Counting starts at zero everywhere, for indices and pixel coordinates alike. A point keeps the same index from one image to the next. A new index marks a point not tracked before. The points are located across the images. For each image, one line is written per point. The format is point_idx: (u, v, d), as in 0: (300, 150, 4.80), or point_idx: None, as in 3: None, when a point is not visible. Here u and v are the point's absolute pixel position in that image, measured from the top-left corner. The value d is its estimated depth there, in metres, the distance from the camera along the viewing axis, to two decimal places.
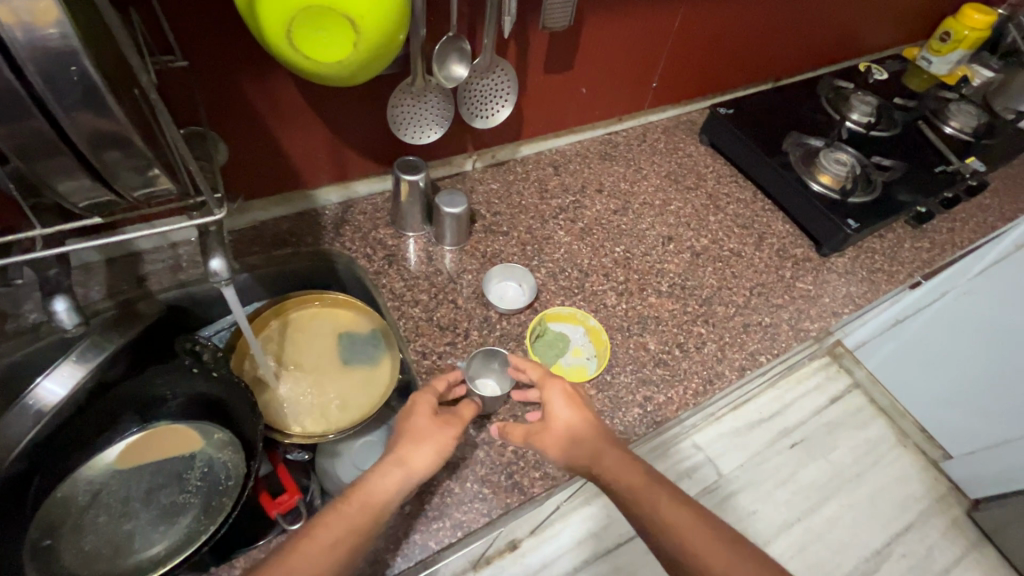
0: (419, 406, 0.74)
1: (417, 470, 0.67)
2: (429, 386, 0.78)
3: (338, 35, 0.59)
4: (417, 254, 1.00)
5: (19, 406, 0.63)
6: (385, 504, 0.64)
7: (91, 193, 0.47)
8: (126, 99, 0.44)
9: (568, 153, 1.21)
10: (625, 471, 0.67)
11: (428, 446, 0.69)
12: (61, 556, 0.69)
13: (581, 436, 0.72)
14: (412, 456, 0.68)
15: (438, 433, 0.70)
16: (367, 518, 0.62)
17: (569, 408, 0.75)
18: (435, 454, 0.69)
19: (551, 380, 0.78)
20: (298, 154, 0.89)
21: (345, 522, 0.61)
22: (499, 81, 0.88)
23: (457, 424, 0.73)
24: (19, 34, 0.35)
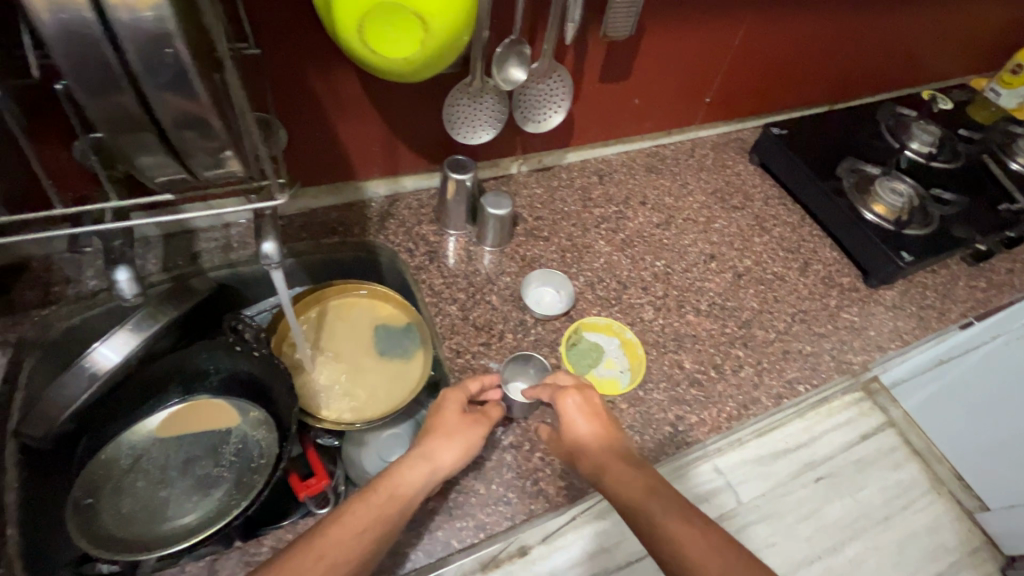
0: (447, 401, 0.75)
1: (443, 466, 0.69)
2: (462, 383, 0.78)
3: (406, 32, 0.60)
4: (457, 253, 1.01)
5: (74, 371, 0.67)
6: (412, 497, 0.65)
7: (166, 170, 0.49)
8: (209, 83, 0.46)
9: (614, 164, 1.20)
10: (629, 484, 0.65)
11: (456, 440, 0.71)
12: (101, 515, 0.71)
13: (596, 449, 0.71)
14: (441, 451, 0.69)
15: (466, 430, 0.72)
16: (395, 511, 0.63)
17: (584, 423, 0.74)
18: (462, 451, 0.70)
19: (562, 397, 0.76)
20: (352, 146, 0.91)
21: (373, 512, 0.62)
22: (553, 85, 0.88)
23: (484, 420, 0.75)
24: (122, 16, 0.37)
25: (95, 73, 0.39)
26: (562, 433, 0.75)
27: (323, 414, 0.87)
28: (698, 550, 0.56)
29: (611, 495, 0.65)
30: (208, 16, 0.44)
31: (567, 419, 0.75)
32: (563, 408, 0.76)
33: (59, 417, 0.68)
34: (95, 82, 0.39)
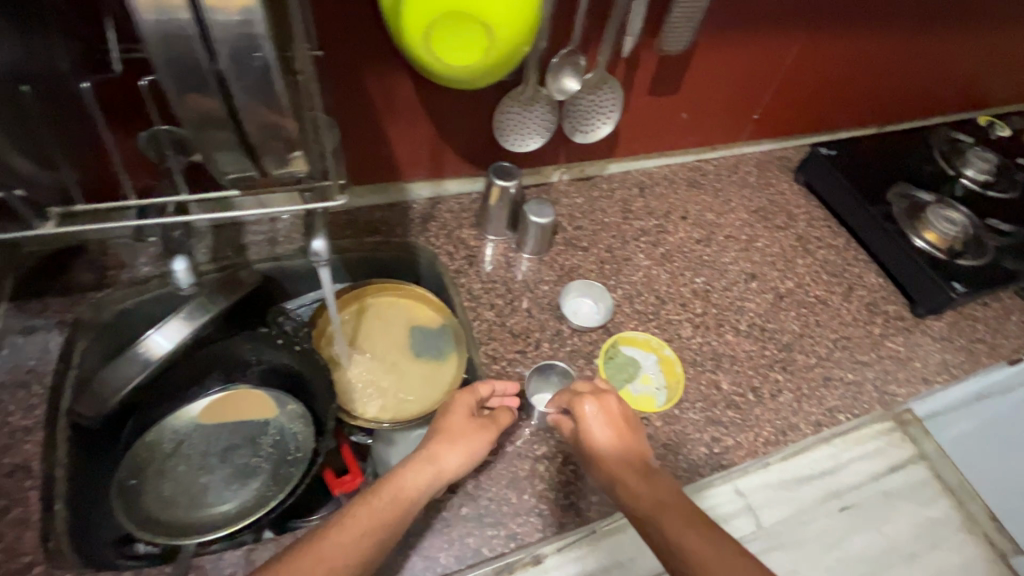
0: (455, 405, 0.75)
1: (449, 471, 0.68)
2: (471, 387, 0.78)
3: (471, 39, 0.60)
4: (496, 259, 1.01)
5: (130, 355, 0.69)
6: (415, 501, 0.64)
7: (238, 166, 0.49)
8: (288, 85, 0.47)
9: (656, 176, 1.19)
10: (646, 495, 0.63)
11: (462, 444, 0.70)
12: (144, 496, 0.73)
13: (615, 458, 0.69)
14: (445, 454, 0.69)
15: (472, 434, 0.72)
16: (399, 514, 0.62)
17: (603, 431, 0.71)
18: (466, 455, 0.70)
19: (581, 403, 0.73)
20: (400, 148, 0.92)
21: (377, 514, 0.61)
22: (603, 97, 0.87)
23: (490, 425, 0.74)
24: (216, 18, 0.38)
25: (185, 71, 0.40)
26: (580, 439, 0.73)
27: (357, 411, 0.88)
28: (716, 571, 0.54)
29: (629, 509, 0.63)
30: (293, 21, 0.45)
31: (585, 427, 0.72)
32: (582, 416, 0.73)
33: (113, 397, 0.69)
34: (184, 80, 0.40)
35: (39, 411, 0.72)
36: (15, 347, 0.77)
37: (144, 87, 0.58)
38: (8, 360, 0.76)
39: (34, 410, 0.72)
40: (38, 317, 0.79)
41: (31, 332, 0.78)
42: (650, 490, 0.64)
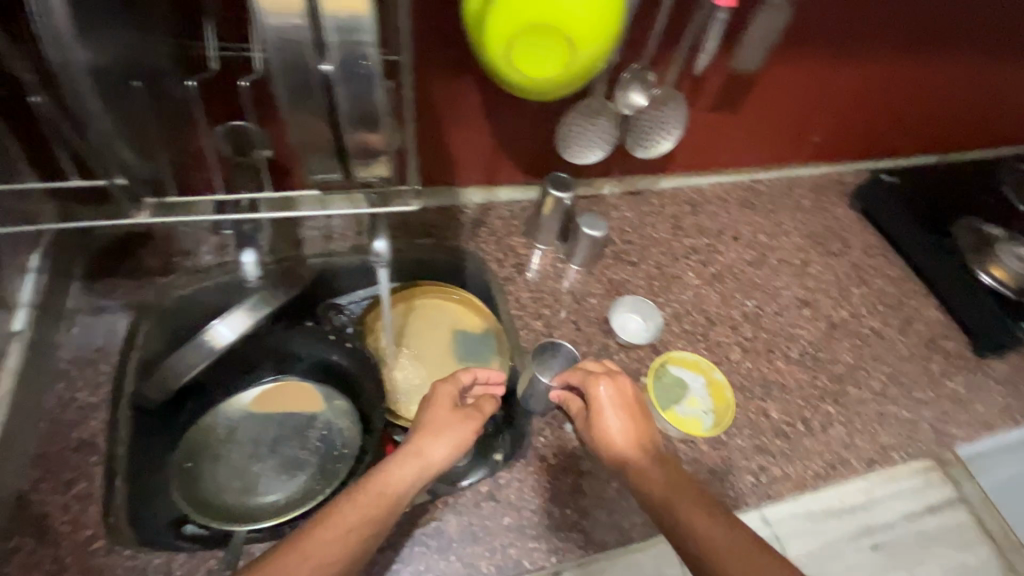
0: (438, 396, 0.74)
1: (435, 463, 0.66)
2: (451, 375, 0.77)
3: (553, 52, 0.61)
4: (544, 268, 1.00)
5: (194, 343, 0.71)
6: (403, 497, 0.63)
7: (325, 168, 0.50)
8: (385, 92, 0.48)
9: (708, 194, 1.16)
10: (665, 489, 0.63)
11: (447, 436, 0.68)
12: (199, 479, 0.75)
13: (624, 441, 0.70)
14: (431, 447, 0.67)
15: (456, 426, 0.70)
16: (387, 512, 0.61)
17: (613, 415, 0.72)
18: (452, 447, 0.68)
19: (595, 385, 0.74)
20: (459, 153, 0.93)
21: (364, 510, 0.60)
22: (667, 114, 0.86)
23: (477, 416, 0.72)
24: (333, 23, 0.39)
25: (296, 74, 0.41)
26: (591, 419, 0.74)
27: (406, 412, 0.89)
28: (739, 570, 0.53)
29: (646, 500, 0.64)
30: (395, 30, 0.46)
31: (597, 410, 0.73)
32: (597, 398, 0.73)
33: (175, 383, 0.72)
34: (294, 82, 0.42)
35: (105, 391, 0.74)
36: (83, 327, 0.78)
37: (237, 84, 0.61)
38: (76, 339, 0.77)
39: (99, 389, 0.74)
40: (105, 298, 0.80)
41: (98, 313, 0.79)
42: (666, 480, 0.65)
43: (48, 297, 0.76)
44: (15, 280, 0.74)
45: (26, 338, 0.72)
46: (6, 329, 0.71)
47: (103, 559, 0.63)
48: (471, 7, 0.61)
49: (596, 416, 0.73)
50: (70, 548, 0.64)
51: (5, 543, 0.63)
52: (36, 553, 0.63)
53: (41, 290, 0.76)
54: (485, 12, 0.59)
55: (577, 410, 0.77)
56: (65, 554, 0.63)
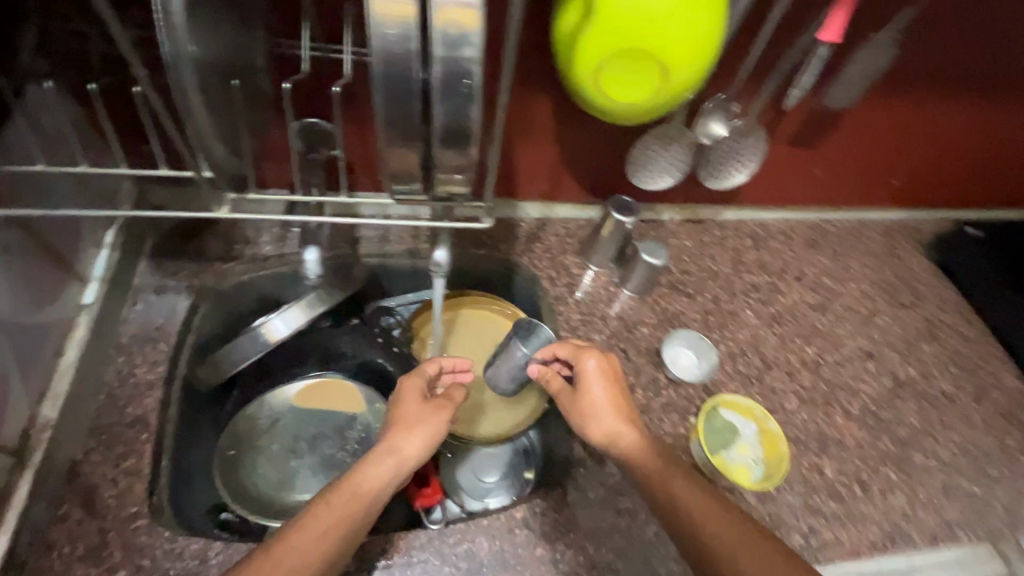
0: (407, 389, 0.72)
1: (410, 459, 0.66)
2: (419, 367, 0.75)
3: (643, 76, 0.59)
4: (596, 290, 0.97)
5: (249, 335, 0.72)
6: (378, 497, 0.63)
7: (407, 180, 0.49)
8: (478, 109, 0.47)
9: (773, 229, 1.09)
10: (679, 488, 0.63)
11: (420, 432, 0.67)
12: (241, 468, 0.76)
13: (609, 415, 0.71)
14: (404, 444, 0.66)
15: (429, 420, 0.69)
16: (364, 514, 0.60)
17: (597, 388, 0.71)
18: (426, 440, 0.67)
19: (583, 358, 0.73)
20: (524, 166, 0.91)
21: (341, 511, 0.59)
22: (744, 145, 0.83)
23: (446, 404, 0.71)
24: (442, 36, 0.39)
25: (397, 85, 0.41)
26: (578, 394, 0.73)
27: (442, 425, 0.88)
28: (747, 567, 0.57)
29: (656, 498, 0.64)
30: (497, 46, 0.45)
31: (586, 383, 0.72)
32: (586, 369, 0.73)
33: (228, 370, 0.73)
34: (394, 91, 0.41)
35: (161, 369, 0.74)
36: (146, 304, 0.78)
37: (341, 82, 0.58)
38: (138, 316, 0.78)
39: (156, 367, 0.74)
40: (168, 277, 0.81)
41: (160, 292, 0.79)
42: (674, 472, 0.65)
43: (118, 273, 0.77)
44: (90, 255, 0.76)
45: (94, 311, 0.73)
46: (77, 302, 0.73)
47: (144, 538, 0.64)
48: (565, 25, 0.59)
49: (582, 391, 0.72)
50: (114, 523, 0.64)
51: (54, 511, 0.64)
52: (83, 524, 0.64)
53: (113, 265, 0.77)
54: (579, 31, 0.58)
55: (558, 386, 0.76)
56: (110, 529, 0.64)
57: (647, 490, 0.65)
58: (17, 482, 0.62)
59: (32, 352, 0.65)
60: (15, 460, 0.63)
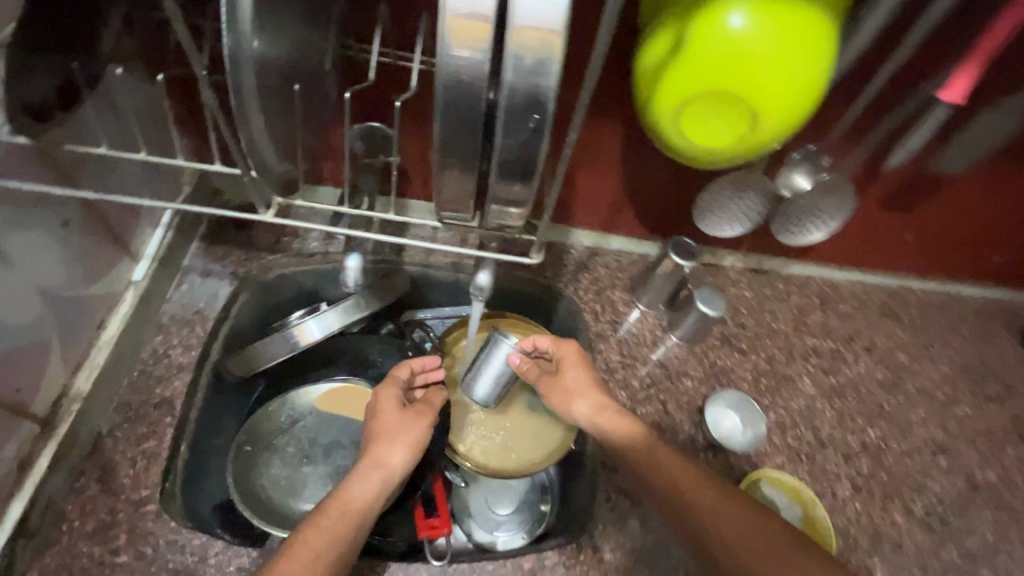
0: (382, 399, 0.70)
1: (397, 469, 0.66)
2: (391, 374, 0.72)
3: (730, 120, 0.54)
4: (641, 332, 0.90)
5: (283, 335, 0.71)
6: (370, 511, 0.63)
7: (457, 208, 0.45)
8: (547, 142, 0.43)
9: (844, 292, 0.99)
10: (678, 474, 0.66)
11: (402, 442, 0.67)
12: (255, 467, 0.74)
13: (591, 395, 0.75)
14: (388, 454, 0.66)
15: (409, 428, 0.68)
16: (359, 532, 0.60)
17: (575, 369, 0.76)
18: (411, 449, 0.67)
19: (563, 346, 0.77)
20: (583, 193, 0.87)
21: (337, 531, 0.59)
22: (825, 202, 0.77)
23: (425, 410, 0.70)
24: (518, 59, 0.35)
25: (461, 109, 0.37)
26: (559, 386, 0.77)
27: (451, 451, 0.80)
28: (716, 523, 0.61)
29: (658, 486, 0.66)
30: None
31: (567, 366, 0.77)
32: (567, 353, 0.77)
33: (258, 366, 0.71)
34: (456, 114, 0.37)
35: (195, 353, 0.74)
36: (191, 286, 0.79)
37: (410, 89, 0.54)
38: (182, 297, 0.78)
39: (190, 351, 0.75)
40: (215, 262, 0.81)
41: (206, 276, 0.79)
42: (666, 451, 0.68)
43: (169, 252, 0.77)
44: (146, 231, 0.77)
45: (141, 288, 0.74)
46: (126, 277, 0.73)
47: (151, 525, 0.64)
48: (652, 55, 0.54)
49: (563, 374, 0.77)
50: (124, 504, 0.65)
51: (72, 483, 0.65)
52: (96, 500, 0.64)
53: (166, 244, 0.78)
54: (663, 65, 0.53)
55: (537, 373, 0.78)
56: (120, 509, 0.64)
57: (648, 479, 0.67)
58: (40, 449, 0.63)
59: (76, 323, 0.66)
60: (42, 428, 0.63)
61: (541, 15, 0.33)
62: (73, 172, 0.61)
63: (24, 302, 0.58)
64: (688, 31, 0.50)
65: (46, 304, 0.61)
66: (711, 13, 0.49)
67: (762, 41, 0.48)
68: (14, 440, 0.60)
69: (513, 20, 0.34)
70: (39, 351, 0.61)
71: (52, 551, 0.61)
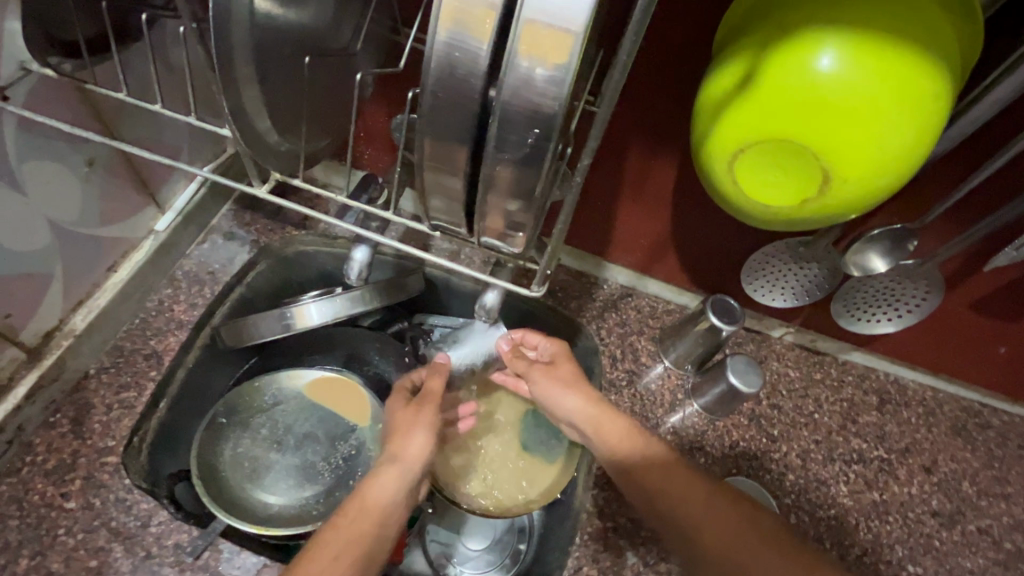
0: (392, 402, 0.65)
1: (416, 462, 0.59)
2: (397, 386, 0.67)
3: (795, 178, 0.46)
4: (660, 391, 0.80)
5: (280, 312, 0.66)
6: (393, 508, 0.57)
7: (449, 221, 0.40)
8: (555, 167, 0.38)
9: (910, 396, 0.85)
10: (667, 474, 0.60)
11: (419, 433, 0.60)
12: (223, 440, 0.72)
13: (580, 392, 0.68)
14: (403, 447, 0.60)
15: (425, 419, 0.62)
16: (384, 534, 0.55)
17: (568, 363, 0.70)
18: (430, 440, 0.61)
19: (555, 342, 0.72)
20: (626, 228, 0.78)
21: (360, 529, 0.53)
22: (902, 289, 0.70)
23: (430, 397, 0.63)
24: (521, 65, 0.30)
25: (450, 111, 0.33)
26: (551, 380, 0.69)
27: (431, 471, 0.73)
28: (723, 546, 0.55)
29: (649, 490, 0.60)
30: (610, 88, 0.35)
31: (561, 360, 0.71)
32: (558, 348, 0.71)
33: (248, 339, 0.67)
34: (446, 118, 0.33)
35: (199, 314, 0.72)
36: (211, 246, 0.78)
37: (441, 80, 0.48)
38: (200, 255, 0.77)
39: (194, 310, 0.73)
40: (241, 226, 0.79)
41: (228, 238, 0.78)
42: (650, 444, 0.63)
43: (196, 209, 0.76)
44: (179, 183, 0.76)
45: (160, 238, 0.73)
46: (148, 225, 0.73)
47: (105, 478, 0.62)
48: (715, 90, 0.47)
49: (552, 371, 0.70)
50: (88, 450, 0.63)
51: (48, 416, 0.65)
52: (63, 440, 0.64)
53: (195, 200, 0.76)
54: (725, 104, 0.45)
55: (524, 366, 0.72)
56: (82, 455, 0.63)
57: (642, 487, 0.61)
58: (20, 377, 0.63)
59: (86, 260, 0.66)
60: (29, 356, 0.63)
61: (556, 10, 0.29)
62: (109, 112, 0.61)
63: (32, 230, 0.59)
64: (760, 69, 0.42)
65: (57, 237, 0.62)
66: (793, 51, 0.41)
67: (850, 94, 0.40)
68: None
69: (522, 13, 0.29)
70: (38, 281, 0.62)
71: (9, 480, 0.61)
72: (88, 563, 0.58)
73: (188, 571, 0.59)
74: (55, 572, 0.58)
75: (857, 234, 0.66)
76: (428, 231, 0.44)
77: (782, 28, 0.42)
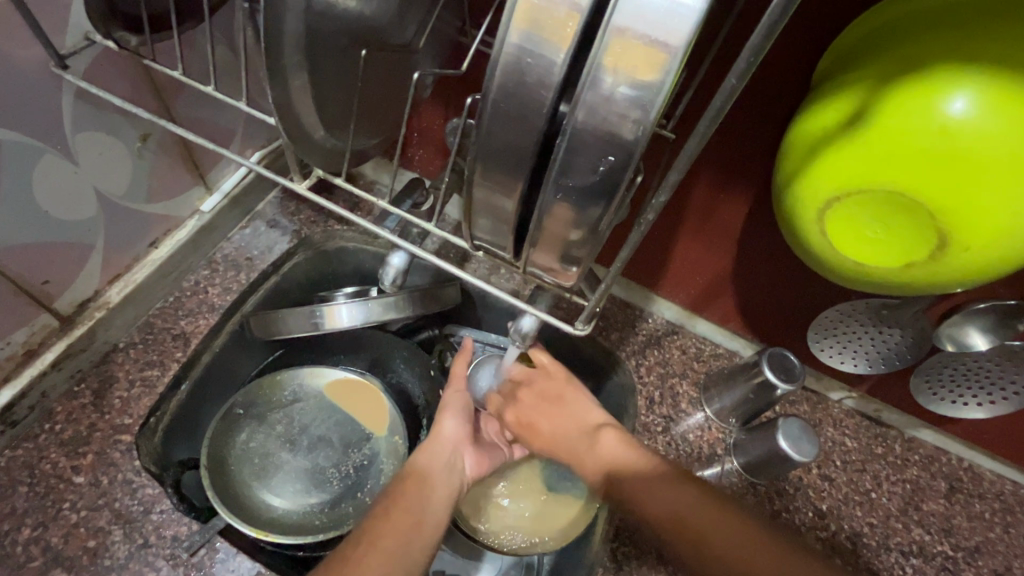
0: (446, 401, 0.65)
1: (451, 439, 0.63)
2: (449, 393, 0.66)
3: (901, 235, 0.39)
4: (699, 442, 0.73)
5: (311, 310, 0.63)
6: (439, 479, 0.59)
7: (494, 243, 0.36)
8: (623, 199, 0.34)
9: (985, 489, 0.75)
10: (653, 494, 0.52)
11: (450, 416, 0.64)
12: (237, 432, 0.70)
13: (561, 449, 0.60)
14: (440, 426, 0.63)
15: (457, 401, 0.65)
16: (429, 509, 0.56)
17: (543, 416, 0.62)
18: (462, 420, 0.64)
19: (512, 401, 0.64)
20: (682, 262, 0.72)
21: (407, 498, 0.56)
22: (987, 371, 0.65)
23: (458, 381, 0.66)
24: (605, 79, 0.26)
25: (512, 123, 0.28)
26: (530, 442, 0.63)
27: (545, 549, 0.67)
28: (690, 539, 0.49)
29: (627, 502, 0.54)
30: (708, 118, 0.30)
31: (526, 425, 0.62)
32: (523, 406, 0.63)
33: (275, 332, 0.65)
34: (505, 131, 0.29)
35: (230, 298, 0.72)
36: (253, 232, 0.77)
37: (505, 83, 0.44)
38: (241, 240, 0.76)
39: (227, 295, 0.72)
40: (285, 215, 0.78)
41: (270, 226, 0.77)
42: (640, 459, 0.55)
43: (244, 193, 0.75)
44: (230, 166, 0.75)
45: (204, 220, 0.72)
46: (194, 205, 0.73)
47: (117, 457, 0.61)
48: (808, 129, 0.41)
49: (528, 439, 0.62)
50: (104, 425, 0.63)
51: (72, 385, 0.65)
52: (83, 411, 0.63)
53: (243, 184, 0.75)
54: (823, 144, 0.39)
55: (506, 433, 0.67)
56: (98, 429, 0.62)
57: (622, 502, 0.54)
58: (50, 344, 0.62)
59: (128, 234, 0.66)
60: (61, 325, 0.63)
61: (654, 19, 0.24)
62: (167, 90, 0.60)
63: (79, 199, 0.59)
64: (872, 109, 0.36)
65: (103, 208, 0.62)
66: (916, 92, 0.35)
67: (985, 147, 0.33)
68: (28, 328, 0.60)
69: (613, 19, 0.25)
70: (79, 251, 0.61)
71: (26, 446, 0.61)
72: (86, 543, 0.57)
73: (181, 567, 0.56)
74: (53, 548, 0.57)
75: (957, 304, 0.60)
76: (469, 248, 0.40)
77: (902, 65, 0.36)
